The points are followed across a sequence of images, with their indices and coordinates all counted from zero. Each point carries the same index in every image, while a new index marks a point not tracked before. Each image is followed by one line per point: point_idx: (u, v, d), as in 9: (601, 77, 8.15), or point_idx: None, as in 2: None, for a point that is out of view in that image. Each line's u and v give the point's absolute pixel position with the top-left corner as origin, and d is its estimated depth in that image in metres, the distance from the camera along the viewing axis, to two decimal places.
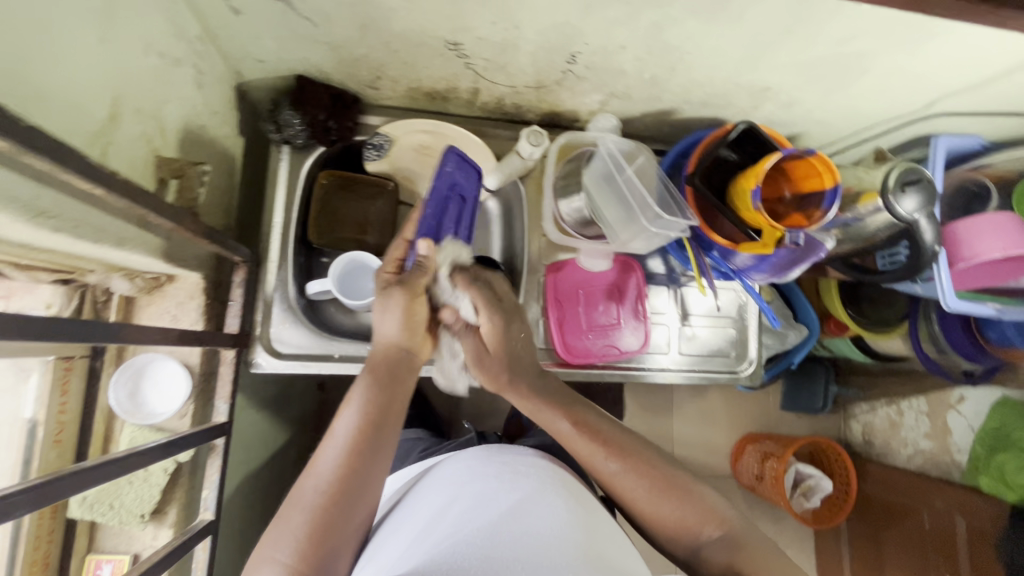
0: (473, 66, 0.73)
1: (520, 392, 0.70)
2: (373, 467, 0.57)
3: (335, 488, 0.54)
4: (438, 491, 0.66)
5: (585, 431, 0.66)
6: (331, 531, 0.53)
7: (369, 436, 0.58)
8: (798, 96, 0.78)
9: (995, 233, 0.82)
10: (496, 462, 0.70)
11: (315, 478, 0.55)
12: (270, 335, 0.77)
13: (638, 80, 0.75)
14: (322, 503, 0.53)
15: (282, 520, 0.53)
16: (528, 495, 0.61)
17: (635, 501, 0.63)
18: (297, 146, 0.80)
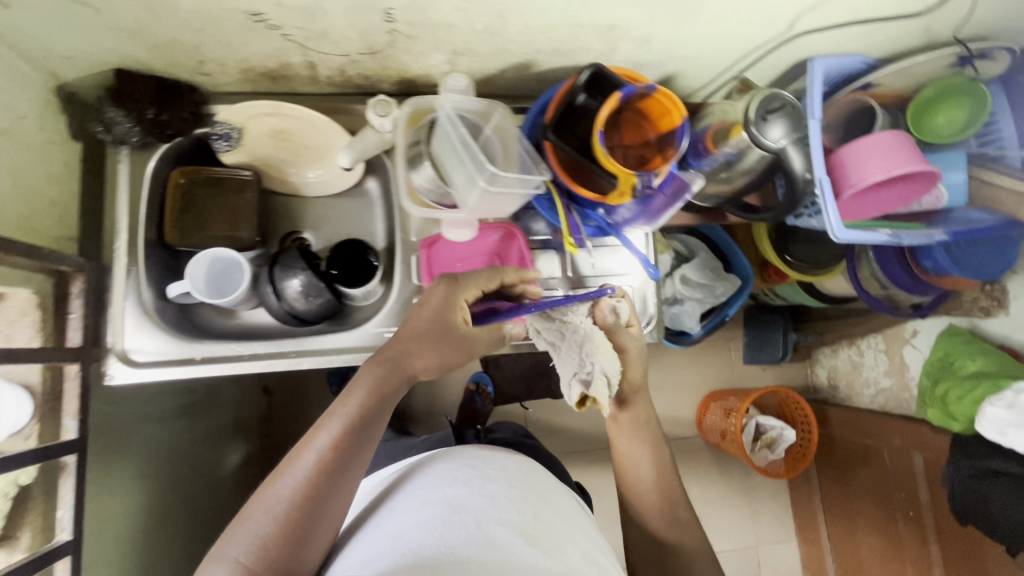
0: (292, 37, 0.68)
1: (631, 426, 0.84)
2: (340, 481, 0.62)
3: (304, 497, 0.60)
4: (407, 495, 0.72)
5: (649, 444, 0.83)
6: (293, 536, 0.59)
7: (343, 451, 0.63)
8: (650, 31, 0.73)
9: (880, 155, 0.78)
10: (465, 466, 0.76)
11: (289, 483, 0.60)
12: (124, 345, 0.74)
13: (472, 32, 0.70)
14: (289, 509, 0.59)
15: (253, 522, 0.59)
16: (494, 506, 0.68)
17: (652, 514, 0.81)
18: (134, 145, 0.76)
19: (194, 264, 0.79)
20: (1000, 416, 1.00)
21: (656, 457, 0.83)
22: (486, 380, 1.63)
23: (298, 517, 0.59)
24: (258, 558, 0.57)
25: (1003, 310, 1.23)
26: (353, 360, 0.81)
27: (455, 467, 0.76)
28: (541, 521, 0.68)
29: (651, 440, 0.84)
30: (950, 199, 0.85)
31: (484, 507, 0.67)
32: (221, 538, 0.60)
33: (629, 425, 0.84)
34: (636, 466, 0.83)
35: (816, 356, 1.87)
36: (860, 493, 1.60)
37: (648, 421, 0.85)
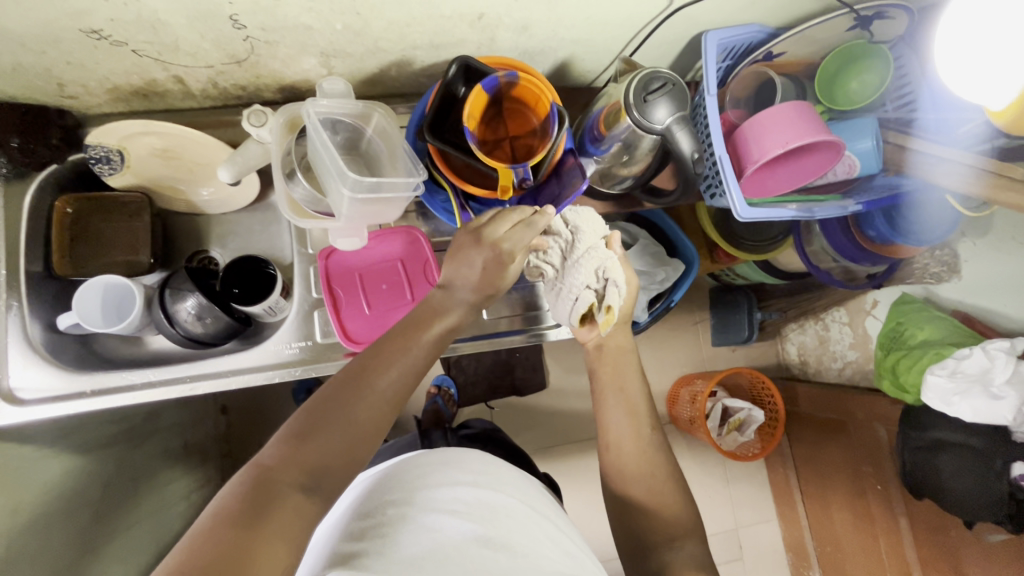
0: (143, 51, 0.65)
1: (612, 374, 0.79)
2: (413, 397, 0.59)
3: (382, 398, 0.56)
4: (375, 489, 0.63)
5: (625, 408, 0.77)
6: (373, 421, 0.55)
7: (419, 368, 0.61)
8: (524, 17, 0.70)
9: (780, 127, 0.74)
10: (433, 460, 0.68)
11: (371, 379, 0.56)
12: (9, 383, 0.72)
13: (334, 33, 0.67)
14: (375, 402, 0.55)
15: (333, 407, 0.53)
16: (484, 509, 0.62)
17: (631, 480, 0.73)
18: (5, 176, 0.74)
19: (83, 293, 0.76)
20: (940, 383, 0.97)
21: (633, 416, 0.76)
22: (448, 382, 1.57)
23: (377, 419, 0.55)
24: (340, 428, 0.52)
25: (956, 275, 1.20)
26: (253, 380, 0.79)
27: (422, 461, 0.67)
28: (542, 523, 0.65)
29: (631, 398, 0.78)
30: (865, 167, 0.81)
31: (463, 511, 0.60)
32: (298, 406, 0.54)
33: (612, 366, 0.80)
34: (616, 428, 0.76)
35: (785, 333, 1.83)
36: (833, 468, 1.57)
37: (623, 370, 0.80)
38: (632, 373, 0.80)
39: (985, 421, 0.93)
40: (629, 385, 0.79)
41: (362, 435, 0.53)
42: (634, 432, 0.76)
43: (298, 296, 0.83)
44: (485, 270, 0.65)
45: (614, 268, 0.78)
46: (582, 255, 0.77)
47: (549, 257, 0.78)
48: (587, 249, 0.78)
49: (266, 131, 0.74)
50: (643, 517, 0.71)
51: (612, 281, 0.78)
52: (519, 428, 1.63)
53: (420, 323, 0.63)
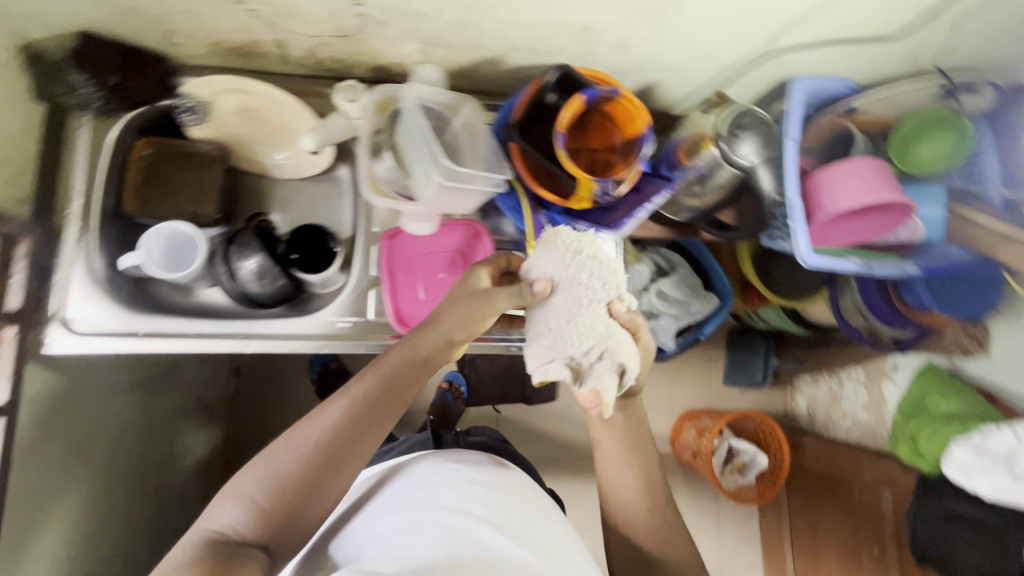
0: (258, 12, 0.67)
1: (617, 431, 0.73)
2: (371, 437, 0.60)
3: (325, 447, 0.58)
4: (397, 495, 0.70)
5: (634, 462, 0.73)
6: (312, 480, 0.57)
7: (376, 407, 0.61)
8: (626, 36, 0.71)
9: (855, 182, 0.76)
10: (451, 468, 0.74)
11: (314, 431, 0.58)
12: (66, 314, 0.72)
13: (443, 23, 0.69)
14: (318, 451, 0.57)
15: (273, 460, 0.57)
16: (487, 517, 0.66)
17: (637, 521, 0.72)
18: (98, 111, 0.76)
19: (148, 236, 0.76)
20: (965, 458, 0.97)
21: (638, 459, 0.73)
22: (460, 379, 1.57)
23: (319, 466, 0.57)
24: (270, 495, 0.56)
25: (982, 350, 1.18)
26: (302, 347, 0.80)
27: (439, 467, 0.73)
28: (537, 526, 0.69)
29: (635, 439, 0.74)
30: (927, 233, 0.82)
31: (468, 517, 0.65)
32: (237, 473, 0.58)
33: (618, 420, 0.74)
34: (619, 471, 0.73)
35: (796, 384, 1.83)
36: (829, 527, 1.56)
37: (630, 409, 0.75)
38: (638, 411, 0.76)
39: (1004, 501, 0.94)
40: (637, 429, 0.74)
41: (303, 489, 0.56)
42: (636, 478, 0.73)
43: (354, 271, 0.84)
44: (474, 300, 0.64)
45: (620, 339, 0.63)
46: (577, 310, 0.63)
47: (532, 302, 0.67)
48: (591, 302, 0.64)
49: (356, 107, 0.76)
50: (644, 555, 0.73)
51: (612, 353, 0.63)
52: (521, 437, 1.63)
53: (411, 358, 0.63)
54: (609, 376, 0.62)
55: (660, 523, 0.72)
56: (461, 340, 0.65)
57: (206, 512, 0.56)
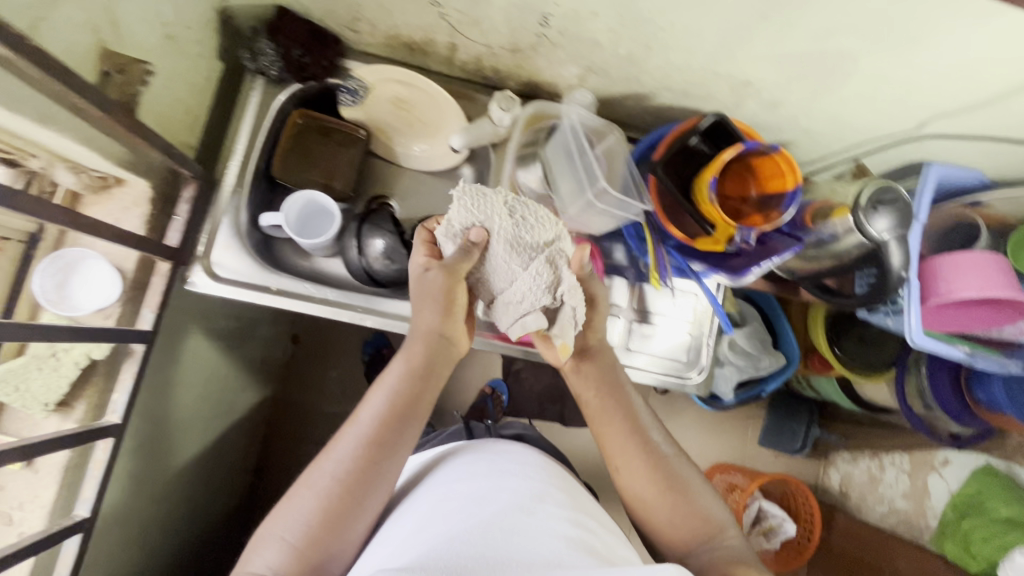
0: (448, 17, 0.72)
1: (611, 425, 0.75)
2: (390, 459, 0.62)
3: (347, 478, 0.59)
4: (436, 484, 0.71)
5: (636, 457, 0.72)
6: (343, 512, 0.58)
7: (390, 429, 0.63)
8: (781, 96, 0.74)
9: (977, 272, 0.77)
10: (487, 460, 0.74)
11: (334, 464, 0.60)
12: (211, 258, 0.77)
13: (614, 54, 0.73)
14: (341, 484, 0.59)
15: (297, 501, 0.58)
16: (508, 496, 0.64)
17: (656, 508, 0.68)
18: (271, 78, 0.81)
19: (290, 201, 0.80)
20: None
21: (642, 442, 0.72)
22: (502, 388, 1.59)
23: (344, 498, 0.59)
24: (303, 539, 0.56)
25: None
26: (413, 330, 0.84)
27: (479, 459, 0.75)
28: (572, 512, 0.66)
29: (633, 423, 0.74)
30: None
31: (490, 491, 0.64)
32: (267, 519, 0.59)
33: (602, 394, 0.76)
34: (624, 454, 0.72)
35: (833, 458, 1.80)
36: None
37: (625, 399, 0.76)
38: (630, 394, 0.77)
39: None
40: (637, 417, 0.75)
41: (334, 523, 0.57)
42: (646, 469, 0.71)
43: None
44: (449, 289, 0.68)
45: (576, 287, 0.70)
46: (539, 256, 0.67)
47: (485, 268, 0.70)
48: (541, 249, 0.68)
49: (508, 117, 0.80)
50: (676, 544, 0.67)
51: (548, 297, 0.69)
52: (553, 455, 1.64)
53: (412, 381, 0.66)
54: (539, 323, 0.70)
55: (683, 502, 0.68)
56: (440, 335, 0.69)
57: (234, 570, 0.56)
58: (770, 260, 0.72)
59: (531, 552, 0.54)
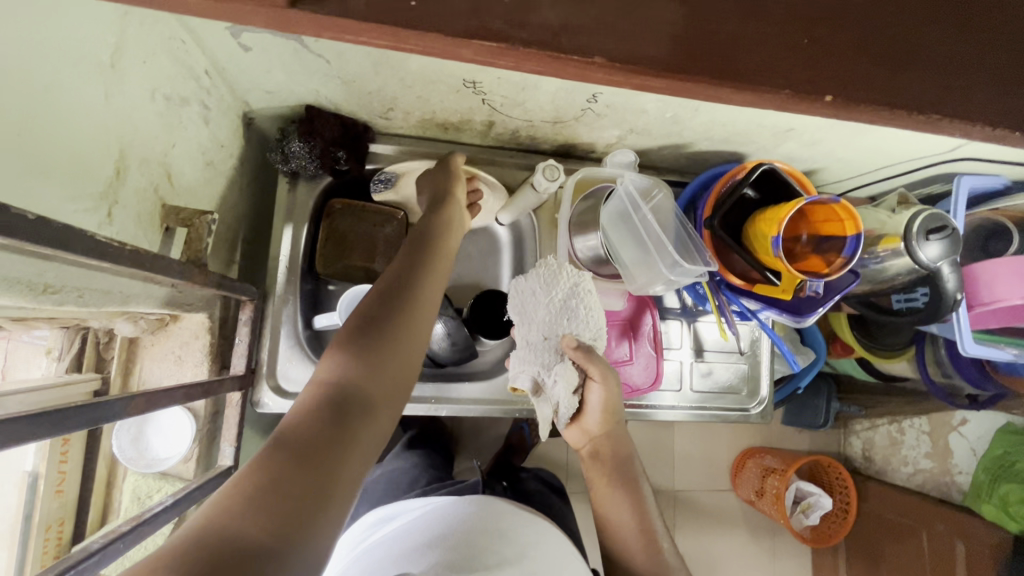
0: (490, 101, 0.70)
1: (614, 477, 0.71)
2: (413, 306, 0.58)
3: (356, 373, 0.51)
4: (431, 519, 0.63)
5: (635, 517, 0.68)
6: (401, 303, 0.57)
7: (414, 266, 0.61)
8: (821, 136, 0.76)
9: (1015, 276, 0.81)
10: (503, 507, 0.66)
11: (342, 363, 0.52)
12: (276, 373, 0.75)
13: (659, 118, 0.72)
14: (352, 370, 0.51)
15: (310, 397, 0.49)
16: (518, 556, 0.58)
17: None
18: (305, 176, 0.78)
19: (342, 299, 0.77)
20: None
21: (642, 522, 0.68)
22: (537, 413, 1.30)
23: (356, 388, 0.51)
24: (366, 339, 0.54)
25: None
26: (489, 410, 0.84)
27: (491, 504, 0.66)
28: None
29: (637, 498, 0.70)
30: None
31: (502, 553, 0.58)
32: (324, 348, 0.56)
33: (608, 463, 0.72)
34: (619, 533, 0.68)
35: (852, 427, 1.82)
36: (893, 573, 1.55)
37: (630, 472, 0.72)
38: (640, 479, 0.72)
39: None
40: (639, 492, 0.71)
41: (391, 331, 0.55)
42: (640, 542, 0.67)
43: None
44: (455, 173, 0.75)
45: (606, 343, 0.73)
46: (591, 313, 0.71)
47: (558, 317, 0.71)
48: (587, 301, 0.71)
49: (555, 184, 0.77)
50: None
51: (588, 349, 0.70)
52: None
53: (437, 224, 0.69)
54: (570, 374, 0.69)
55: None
56: (455, 197, 0.73)
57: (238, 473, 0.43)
58: (831, 300, 0.74)
59: None
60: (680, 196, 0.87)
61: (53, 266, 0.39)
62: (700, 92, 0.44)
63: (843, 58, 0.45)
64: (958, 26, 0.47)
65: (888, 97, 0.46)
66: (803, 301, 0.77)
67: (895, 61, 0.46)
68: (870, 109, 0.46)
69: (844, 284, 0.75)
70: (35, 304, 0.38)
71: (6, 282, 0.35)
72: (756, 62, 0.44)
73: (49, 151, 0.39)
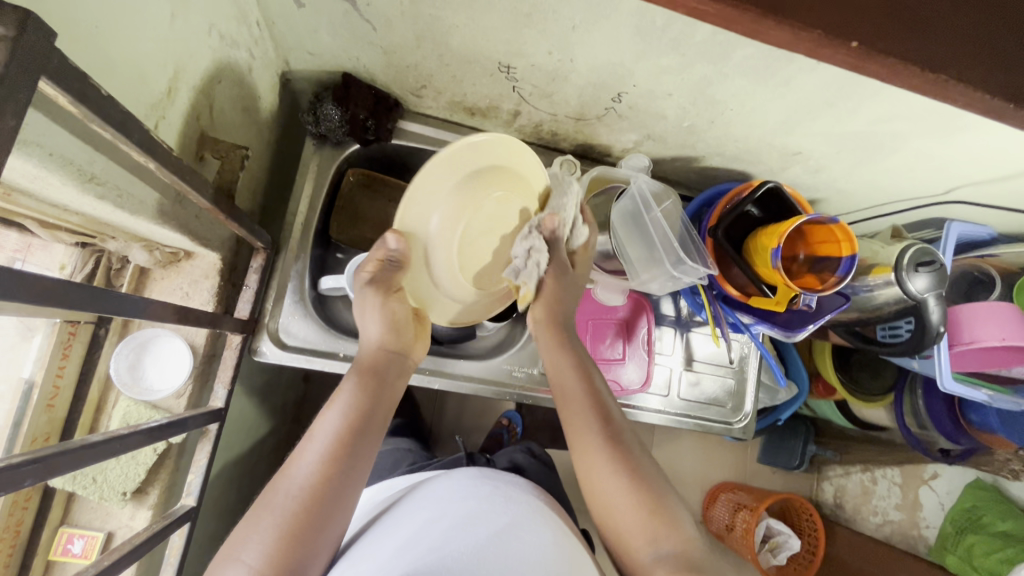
0: (520, 89, 0.74)
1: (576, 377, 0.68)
2: (383, 406, 0.62)
3: (326, 460, 0.55)
4: (421, 503, 0.65)
5: (598, 416, 0.64)
6: (376, 392, 0.62)
7: (388, 359, 0.65)
8: (826, 163, 0.80)
9: (996, 321, 0.84)
10: (488, 484, 0.68)
11: (317, 444, 0.56)
12: (278, 326, 0.76)
13: (676, 126, 0.76)
14: (331, 448, 0.56)
15: (285, 480, 0.55)
16: (494, 525, 0.60)
17: (602, 487, 0.61)
18: (332, 141, 0.80)
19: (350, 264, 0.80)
20: None
21: (602, 421, 0.64)
22: (517, 419, 1.36)
23: (335, 467, 0.55)
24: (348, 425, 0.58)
25: None
26: (480, 390, 0.86)
27: (470, 480, 0.68)
28: (566, 544, 0.62)
29: (598, 401, 0.66)
30: None
31: (476, 523, 0.60)
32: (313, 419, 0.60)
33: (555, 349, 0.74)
34: (581, 446, 0.64)
35: (826, 472, 1.84)
36: None
37: (592, 380, 0.68)
38: (603, 391, 0.68)
39: None
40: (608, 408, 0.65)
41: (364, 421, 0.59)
42: (597, 434, 0.64)
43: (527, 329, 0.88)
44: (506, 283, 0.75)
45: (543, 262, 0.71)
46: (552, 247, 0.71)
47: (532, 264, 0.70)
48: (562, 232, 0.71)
49: (571, 179, 0.81)
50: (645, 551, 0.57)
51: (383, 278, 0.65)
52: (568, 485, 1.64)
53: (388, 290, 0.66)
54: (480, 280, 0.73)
55: (661, 512, 0.59)
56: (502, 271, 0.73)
57: (224, 546, 0.52)
58: (819, 318, 0.78)
59: None
60: (685, 207, 0.91)
61: (99, 157, 0.41)
62: (741, 24, 0.42)
63: (874, 10, 0.43)
64: (992, 15, 0.46)
65: (911, 54, 0.45)
66: (792, 312, 0.80)
67: (918, 25, 0.45)
68: (892, 64, 0.45)
69: (836, 306, 0.78)
70: (78, 190, 0.40)
71: (61, 161, 0.37)
72: (802, 7, 0.42)
73: (117, 54, 0.41)
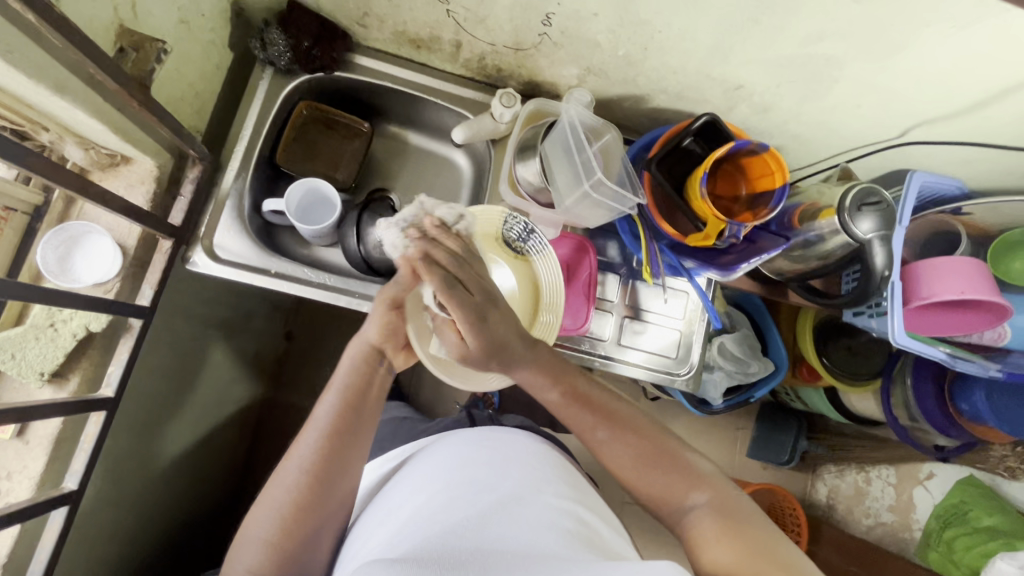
0: (454, 14, 0.75)
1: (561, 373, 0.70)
2: (371, 395, 0.69)
3: (328, 444, 0.64)
4: (426, 471, 0.69)
5: (586, 405, 0.69)
6: (365, 382, 0.69)
7: (373, 351, 0.71)
8: (772, 100, 0.77)
9: (956, 276, 0.79)
10: (486, 447, 0.72)
11: (315, 428, 0.65)
12: (213, 241, 0.79)
13: (612, 55, 0.75)
14: (325, 432, 0.64)
15: (294, 458, 0.64)
16: (505, 493, 0.62)
17: (626, 472, 0.66)
18: (280, 68, 0.83)
19: (293, 188, 0.83)
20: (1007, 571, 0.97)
21: (591, 407, 0.69)
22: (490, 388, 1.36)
23: (331, 443, 0.64)
24: (341, 413, 0.66)
25: None
26: None
27: (473, 446, 0.72)
28: (573, 503, 0.65)
29: (572, 386, 0.70)
30: (1014, 341, 0.83)
31: (490, 492, 0.61)
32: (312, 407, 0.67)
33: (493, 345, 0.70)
34: (590, 440, 0.69)
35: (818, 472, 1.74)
36: None
37: (573, 380, 0.71)
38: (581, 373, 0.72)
39: None
40: (592, 397, 0.70)
41: (356, 410, 0.67)
42: (592, 416, 0.69)
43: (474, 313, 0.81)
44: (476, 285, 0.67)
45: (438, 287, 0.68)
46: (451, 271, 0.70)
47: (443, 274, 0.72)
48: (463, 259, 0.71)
49: (510, 113, 0.83)
50: (675, 509, 0.64)
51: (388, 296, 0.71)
52: None
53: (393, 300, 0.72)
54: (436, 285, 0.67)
55: (681, 475, 0.65)
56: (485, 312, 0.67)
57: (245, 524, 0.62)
58: (758, 256, 0.75)
59: (534, 550, 0.52)
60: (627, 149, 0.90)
61: None
62: None
63: None
64: None
65: None
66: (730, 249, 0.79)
67: None
68: None
69: (775, 245, 0.74)
70: None
71: None
72: None
73: None
